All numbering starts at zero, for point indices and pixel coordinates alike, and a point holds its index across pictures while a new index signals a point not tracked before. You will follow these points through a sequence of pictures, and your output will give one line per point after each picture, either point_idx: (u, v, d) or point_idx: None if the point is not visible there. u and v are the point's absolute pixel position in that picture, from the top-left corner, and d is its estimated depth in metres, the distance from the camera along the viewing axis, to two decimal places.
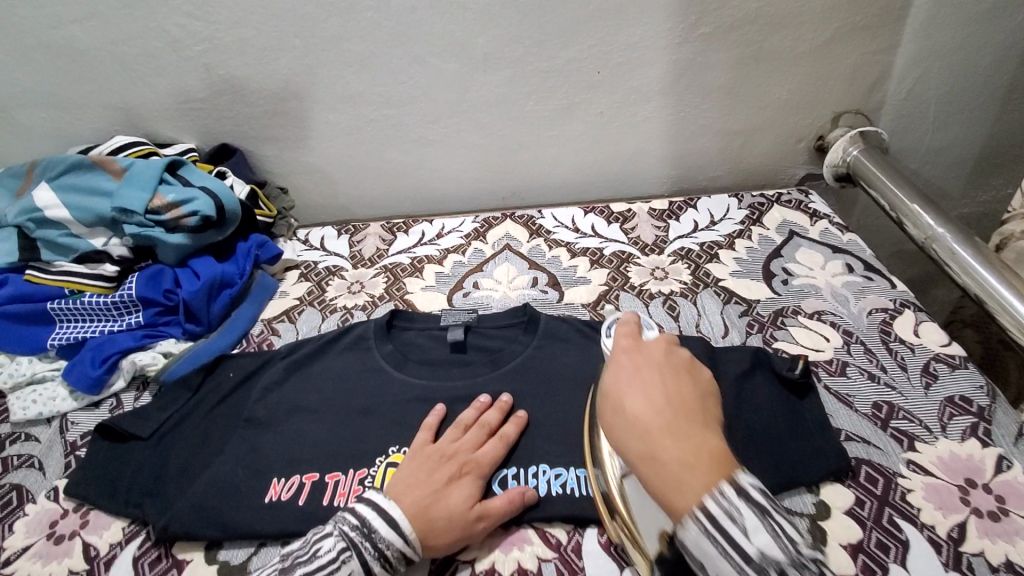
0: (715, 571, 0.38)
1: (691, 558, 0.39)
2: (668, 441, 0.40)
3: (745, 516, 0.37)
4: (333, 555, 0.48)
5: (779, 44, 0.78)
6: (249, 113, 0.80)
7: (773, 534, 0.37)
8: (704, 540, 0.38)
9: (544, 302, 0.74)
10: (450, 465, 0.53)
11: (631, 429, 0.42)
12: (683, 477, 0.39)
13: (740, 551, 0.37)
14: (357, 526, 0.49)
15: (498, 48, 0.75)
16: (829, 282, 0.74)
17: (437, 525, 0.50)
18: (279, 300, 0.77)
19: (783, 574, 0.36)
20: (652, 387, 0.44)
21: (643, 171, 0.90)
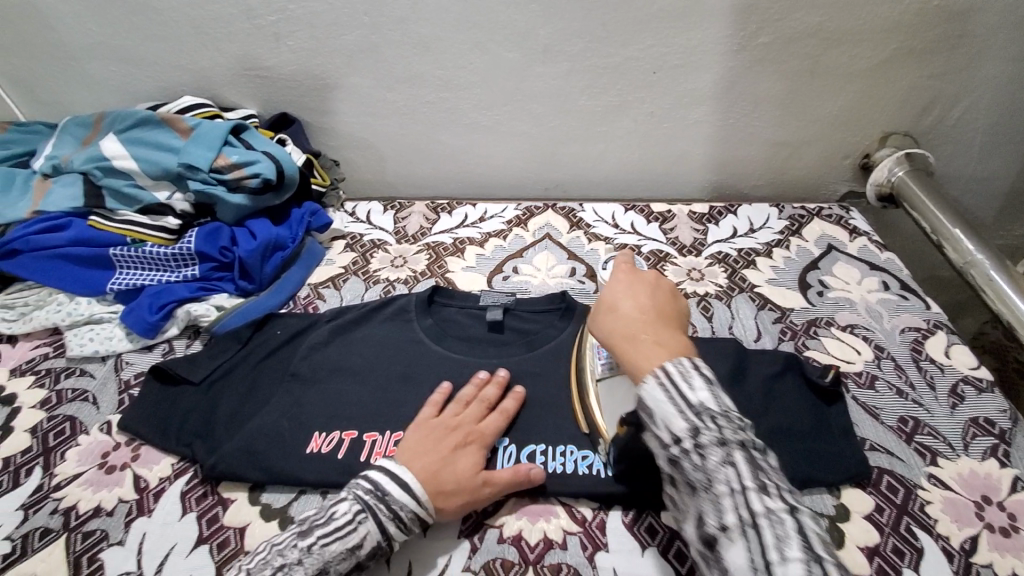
0: (661, 416, 0.43)
1: (642, 408, 0.44)
2: (644, 326, 0.48)
3: (693, 375, 0.43)
4: (349, 516, 0.49)
5: (834, 59, 0.79)
6: (310, 84, 0.83)
7: (716, 394, 0.43)
8: (657, 390, 0.43)
9: (581, 292, 0.76)
10: (455, 434, 0.55)
11: (615, 317, 0.50)
12: (650, 348, 0.46)
13: (686, 401, 0.42)
14: (371, 490, 0.50)
15: (558, 41, 0.77)
16: (864, 298, 0.75)
17: (446, 490, 0.52)
18: (324, 267, 0.79)
19: (715, 421, 0.41)
20: (642, 294, 0.51)
21: (685, 174, 0.91)
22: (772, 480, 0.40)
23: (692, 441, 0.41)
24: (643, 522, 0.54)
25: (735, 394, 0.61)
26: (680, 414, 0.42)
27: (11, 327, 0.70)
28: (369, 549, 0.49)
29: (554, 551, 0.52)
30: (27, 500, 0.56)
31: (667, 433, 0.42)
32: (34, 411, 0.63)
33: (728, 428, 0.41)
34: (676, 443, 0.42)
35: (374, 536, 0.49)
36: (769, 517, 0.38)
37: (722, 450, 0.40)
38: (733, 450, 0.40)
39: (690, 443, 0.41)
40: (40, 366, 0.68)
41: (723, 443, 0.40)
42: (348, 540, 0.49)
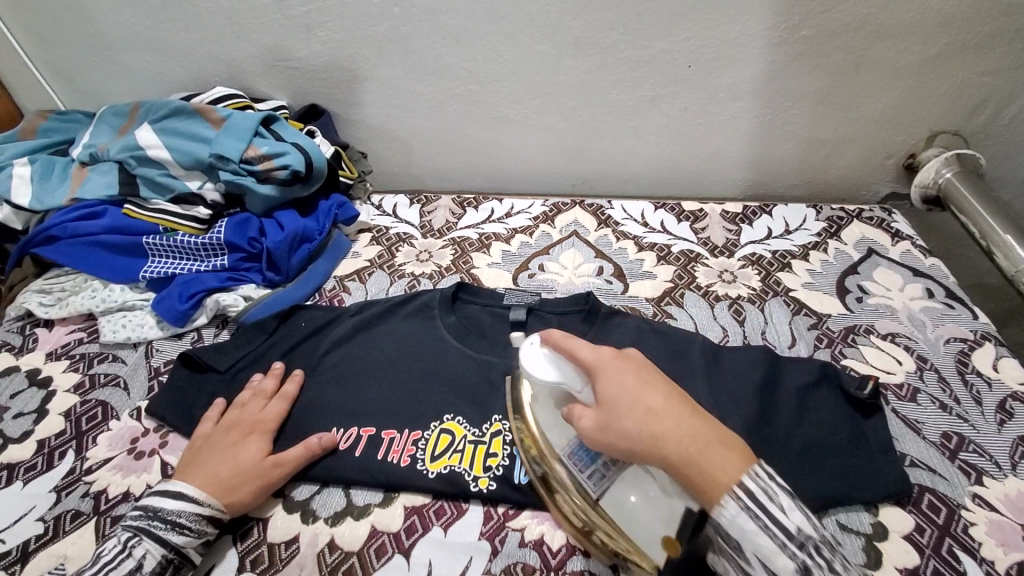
0: (759, 555, 0.40)
1: (724, 535, 0.41)
2: (691, 424, 0.43)
3: (781, 496, 0.41)
4: (119, 547, 0.49)
5: (881, 54, 0.75)
6: (341, 76, 0.83)
7: (802, 510, 0.42)
8: (744, 518, 0.40)
9: (608, 292, 0.74)
10: (234, 432, 0.57)
11: (666, 430, 0.43)
12: (718, 456, 0.42)
13: (782, 529, 0.40)
14: (141, 514, 0.51)
15: (591, 33, 0.75)
16: (906, 305, 0.71)
17: (232, 484, 0.53)
18: (350, 260, 0.79)
19: (819, 554, 0.40)
20: (669, 392, 0.45)
21: (719, 171, 0.88)
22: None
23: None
24: None
25: (768, 403, 0.59)
26: (781, 546, 0.40)
27: (48, 312, 0.72)
28: (152, 567, 0.49)
29: (575, 558, 0.52)
30: (60, 482, 0.58)
31: (768, 574, 0.40)
32: (68, 395, 0.65)
33: (835, 560, 0.40)
34: None
35: (153, 553, 0.49)
36: None
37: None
38: None
39: None
40: (75, 350, 0.69)
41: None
42: (125, 567, 0.48)
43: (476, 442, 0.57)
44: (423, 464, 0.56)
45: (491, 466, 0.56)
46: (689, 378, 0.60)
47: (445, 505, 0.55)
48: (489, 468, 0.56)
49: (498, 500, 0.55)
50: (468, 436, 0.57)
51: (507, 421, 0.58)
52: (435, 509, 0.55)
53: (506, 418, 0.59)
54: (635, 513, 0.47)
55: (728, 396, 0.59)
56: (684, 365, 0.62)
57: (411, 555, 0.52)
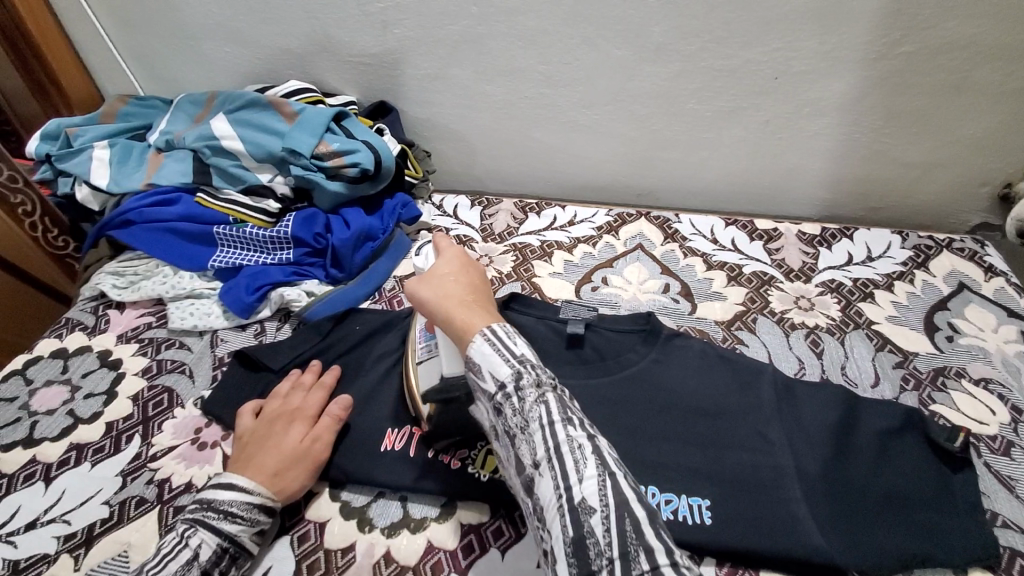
0: (487, 368, 0.47)
1: (471, 364, 0.48)
2: (473, 296, 0.54)
3: (516, 338, 0.49)
4: (177, 536, 0.48)
5: (991, 74, 0.69)
6: (411, 75, 0.82)
7: (530, 349, 0.49)
8: (484, 345, 0.48)
9: (674, 311, 0.71)
10: (279, 418, 0.57)
11: (438, 279, 0.55)
12: (477, 315, 0.51)
13: (511, 353, 0.47)
14: (196, 506, 0.50)
15: (673, 40, 0.72)
16: (1002, 348, 0.66)
17: (278, 471, 0.53)
18: (410, 260, 0.79)
19: (532, 369, 0.47)
20: (468, 272, 0.57)
21: (796, 189, 0.84)
22: (577, 416, 0.46)
23: (513, 385, 0.46)
24: None
25: (846, 444, 0.55)
26: (505, 362, 0.47)
27: (120, 294, 0.74)
28: (208, 557, 0.48)
29: None
30: (125, 467, 0.59)
31: (492, 382, 0.47)
32: (136, 379, 0.67)
33: (546, 375, 0.47)
34: (499, 389, 0.46)
35: (210, 543, 0.48)
36: (569, 444, 0.43)
37: (538, 393, 0.46)
38: (545, 392, 0.46)
39: (511, 388, 0.46)
40: (143, 335, 0.71)
41: (540, 386, 0.46)
42: (182, 557, 0.47)
43: None
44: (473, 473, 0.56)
45: None
46: (763, 414, 0.57)
47: (503, 527, 0.54)
48: None
49: None
50: None
51: None
52: (493, 530, 0.54)
53: None
54: (426, 374, 0.58)
55: (803, 435, 0.56)
56: (757, 399, 0.59)
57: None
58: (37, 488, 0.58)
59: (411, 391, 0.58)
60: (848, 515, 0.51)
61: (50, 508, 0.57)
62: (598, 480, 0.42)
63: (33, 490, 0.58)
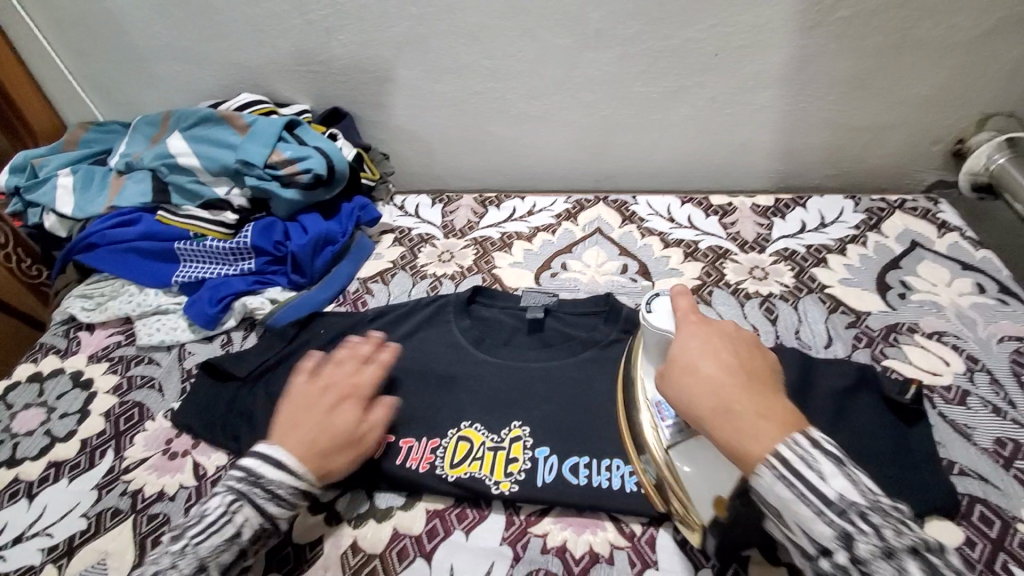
0: (797, 520, 0.39)
1: (771, 509, 0.40)
2: (744, 394, 0.42)
3: (823, 462, 0.39)
4: (223, 509, 0.49)
5: (926, 33, 0.71)
6: (362, 79, 0.83)
7: (851, 475, 0.39)
8: (781, 487, 0.39)
9: (632, 290, 0.73)
10: (331, 395, 0.56)
11: (692, 376, 0.44)
12: (764, 427, 0.40)
13: (820, 496, 0.38)
14: (242, 478, 0.50)
15: (612, 25, 0.73)
16: (954, 302, 0.67)
17: (326, 452, 0.52)
18: (373, 262, 0.80)
19: (865, 520, 0.37)
20: (721, 350, 0.44)
21: (748, 163, 0.85)
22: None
23: (847, 553, 0.37)
24: (696, 541, 0.52)
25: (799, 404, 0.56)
26: (820, 515, 0.38)
27: (89, 315, 0.75)
28: (250, 535, 0.49)
29: (599, 565, 0.51)
30: (100, 480, 0.60)
31: (811, 543, 0.38)
32: (108, 397, 0.68)
33: (886, 528, 0.37)
34: (825, 555, 0.38)
35: (255, 522, 0.49)
36: None
37: (888, 564, 0.36)
38: (901, 558, 0.36)
39: (845, 554, 0.37)
40: (113, 353, 0.72)
41: (887, 553, 0.36)
42: (227, 531, 0.48)
43: (496, 449, 0.57)
44: (443, 471, 0.56)
45: (511, 471, 0.55)
46: None
47: (467, 509, 0.55)
48: (510, 473, 0.55)
49: (520, 505, 0.55)
50: (487, 443, 0.57)
51: (526, 427, 0.58)
52: (457, 514, 0.55)
53: (526, 424, 0.58)
54: (695, 473, 0.48)
55: None
56: None
57: (433, 559, 0.52)
58: (18, 507, 0.59)
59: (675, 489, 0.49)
60: None
61: (34, 523, 0.58)
62: None
63: (15, 508, 0.59)
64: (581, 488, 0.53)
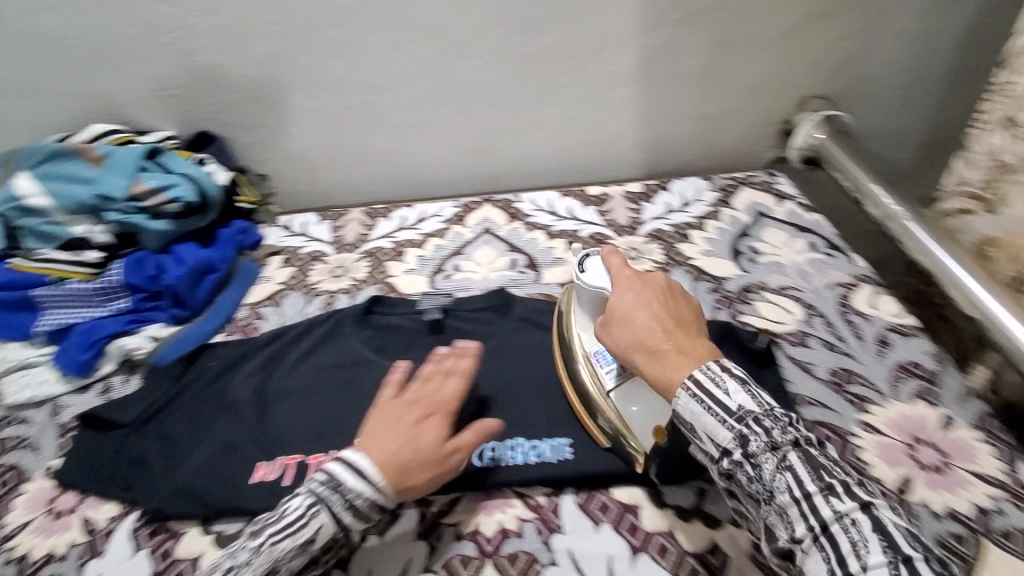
0: (704, 428, 0.44)
1: (682, 422, 0.45)
2: (660, 333, 0.50)
3: (728, 381, 0.45)
4: (302, 510, 0.47)
5: (745, 31, 0.81)
6: (230, 100, 0.81)
7: (753, 394, 0.44)
8: (692, 402, 0.44)
9: (522, 282, 0.77)
10: (415, 410, 0.52)
11: (622, 324, 0.52)
12: (676, 360, 0.47)
13: (724, 407, 0.43)
14: (325, 481, 0.48)
15: (475, 35, 0.77)
16: (793, 259, 0.77)
17: (408, 469, 0.49)
18: (262, 285, 0.78)
19: (760, 424, 0.42)
20: (649, 301, 0.53)
21: (617, 155, 0.93)
22: (834, 476, 0.40)
23: (742, 451, 0.42)
24: (596, 500, 0.56)
25: None
26: (721, 423, 0.43)
27: None
28: (323, 541, 0.47)
29: (511, 541, 0.54)
30: None
31: (714, 447, 0.43)
32: None
33: (777, 431, 0.42)
34: (725, 455, 0.43)
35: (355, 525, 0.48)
36: (840, 519, 0.39)
37: (773, 458, 0.41)
38: (785, 453, 0.41)
39: (739, 453, 0.42)
40: None
41: (774, 448, 0.41)
42: (298, 537, 0.46)
43: None
44: None
45: None
46: None
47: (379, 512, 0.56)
48: None
49: (431, 500, 0.56)
50: None
51: None
52: None
53: None
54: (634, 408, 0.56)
55: None
56: None
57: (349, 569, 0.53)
58: None
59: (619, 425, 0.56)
60: None
61: None
62: (889, 571, 0.36)
63: None
64: (485, 468, 0.57)
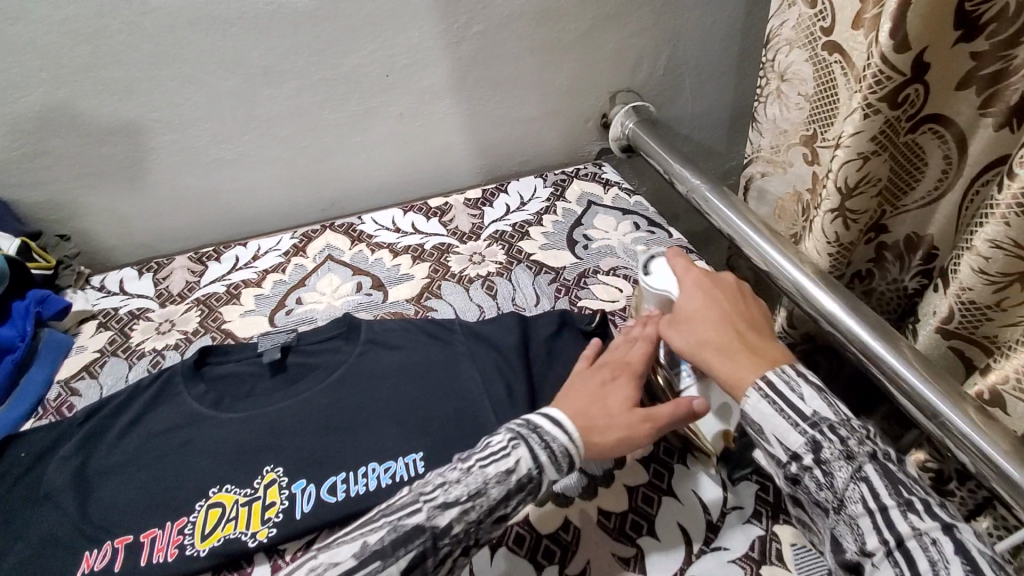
0: (774, 432, 0.45)
1: (752, 424, 0.47)
2: (749, 331, 0.52)
3: (802, 385, 0.46)
4: (504, 444, 0.47)
5: (546, 36, 0.87)
6: (1, 157, 0.72)
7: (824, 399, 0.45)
8: (762, 404, 0.46)
9: (369, 304, 0.76)
10: (603, 372, 0.56)
11: (699, 322, 0.53)
12: (744, 362, 0.49)
13: (797, 412, 0.45)
14: (523, 424, 0.49)
15: (277, 61, 0.75)
16: (621, 241, 0.84)
17: (597, 425, 0.50)
18: (75, 356, 0.70)
19: (836, 430, 0.44)
20: (705, 303, 0.54)
21: (454, 165, 0.95)
22: (913, 492, 0.41)
23: (815, 458, 0.43)
24: None
25: (519, 359, 0.66)
26: (793, 427, 0.44)
27: None
28: (517, 485, 0.45)
29: None
30: None
31: (783, 451, 0.45)
32: None
33: (853, 440, 0.43)
34: (794, 460, 0.44)
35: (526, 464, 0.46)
36: (918, 535, 0.40)
37: (849, 467, 0.42)
38: (860, 465, 0.42)
39: (810, 459, 0.44)
40: None
41: (850, 458, 0.43)
42: (472, 487, 0.45)
43: (250, 503, 0.55)
44: (192, 547, 0.53)
45: (270, 516, 0.54)
46: (454, 363, 0.66)
47: (228, 574, 0.53)
48: (268, 519, 0.54)
49: (285, 547, 0.54)
50: (241, 500, 0.55)
51: (280, 468, 0.57)
52: None
53: (279, 465, 0.58)
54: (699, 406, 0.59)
55: (485, 367, 0.65)
56: (450, 350, 0.67)
57: None
58: None
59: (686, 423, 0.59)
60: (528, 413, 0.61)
61: None
62: None
63: None
64: (339, 504, 0.55)
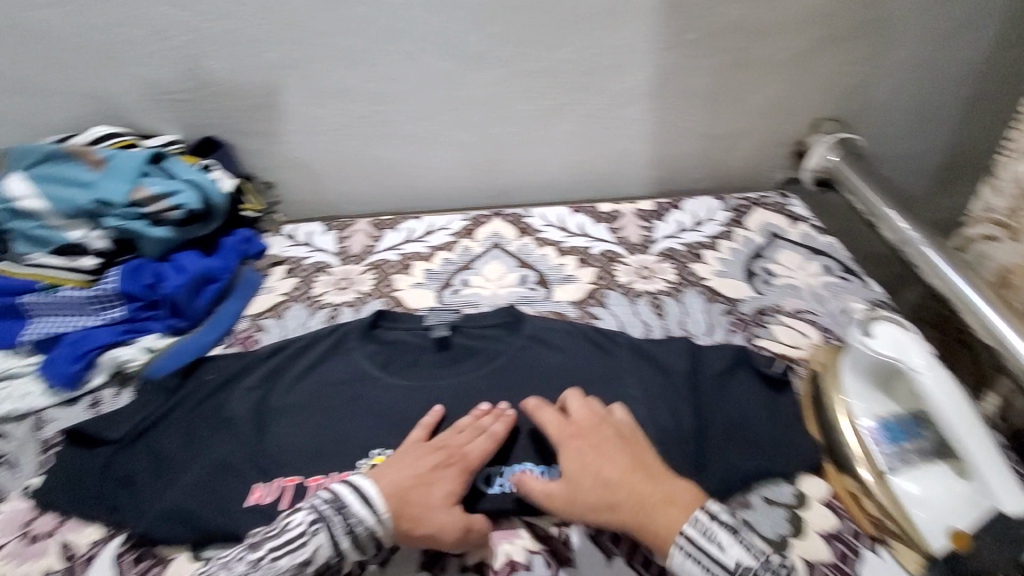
0: None
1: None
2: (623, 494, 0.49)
3: (720, 534, 0.46)
4: (303, 527, 0.47)
5: (761, 51, 0.80)
6: (237, 106, 0.79)
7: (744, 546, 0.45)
8: (687, 564, 0.46)
9: (533, 300, 0.75)
10: (436, 454, 0.53)
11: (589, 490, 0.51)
12: (669, 516, 0.47)
13: (722, 565, 0.45)
14: (330, 500, 0.49)
15: (490, 47, 0.76)
16: (808, 283, 0.76)
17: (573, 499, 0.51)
18: (263, 296, 0.75)
19: None
20: (603, 461, 0.52)
21: (628, 173, 0.91)
22: None
23: None
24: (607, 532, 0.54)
25: (692, 389, 0.60)
26: None
27: None
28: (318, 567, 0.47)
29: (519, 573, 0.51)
30: None
31: None
32: None
33: None
34: None
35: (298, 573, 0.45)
36: None
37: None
38: None
39: None
40: None
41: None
42: (298, 556, 0.46)
43: None
44: None
45: None
46: (617, 377, 0.62)
47: None
48: None
49: None
50: None
51: (440, 446, 0.58)
52: None
53: (440, 443, 0.58)
54: (917, 493, 0.51)
55: (655, 390, 0.60)
56: (614, 363, 0.63)
57: None
58: None
59: (890, 513, 0.51)
60: (695, 451, 0.56)
61: None
62: None
63: None
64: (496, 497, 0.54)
